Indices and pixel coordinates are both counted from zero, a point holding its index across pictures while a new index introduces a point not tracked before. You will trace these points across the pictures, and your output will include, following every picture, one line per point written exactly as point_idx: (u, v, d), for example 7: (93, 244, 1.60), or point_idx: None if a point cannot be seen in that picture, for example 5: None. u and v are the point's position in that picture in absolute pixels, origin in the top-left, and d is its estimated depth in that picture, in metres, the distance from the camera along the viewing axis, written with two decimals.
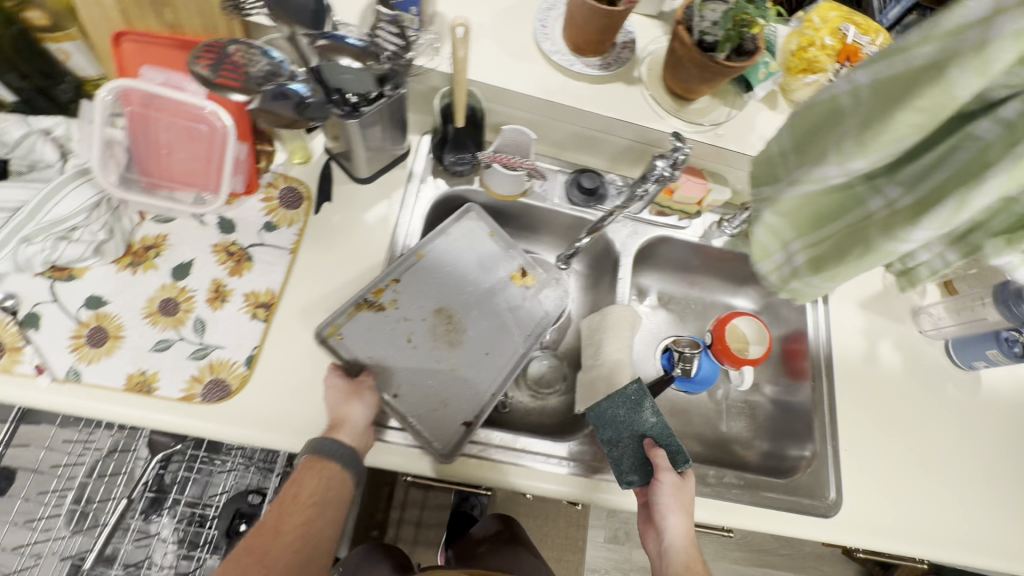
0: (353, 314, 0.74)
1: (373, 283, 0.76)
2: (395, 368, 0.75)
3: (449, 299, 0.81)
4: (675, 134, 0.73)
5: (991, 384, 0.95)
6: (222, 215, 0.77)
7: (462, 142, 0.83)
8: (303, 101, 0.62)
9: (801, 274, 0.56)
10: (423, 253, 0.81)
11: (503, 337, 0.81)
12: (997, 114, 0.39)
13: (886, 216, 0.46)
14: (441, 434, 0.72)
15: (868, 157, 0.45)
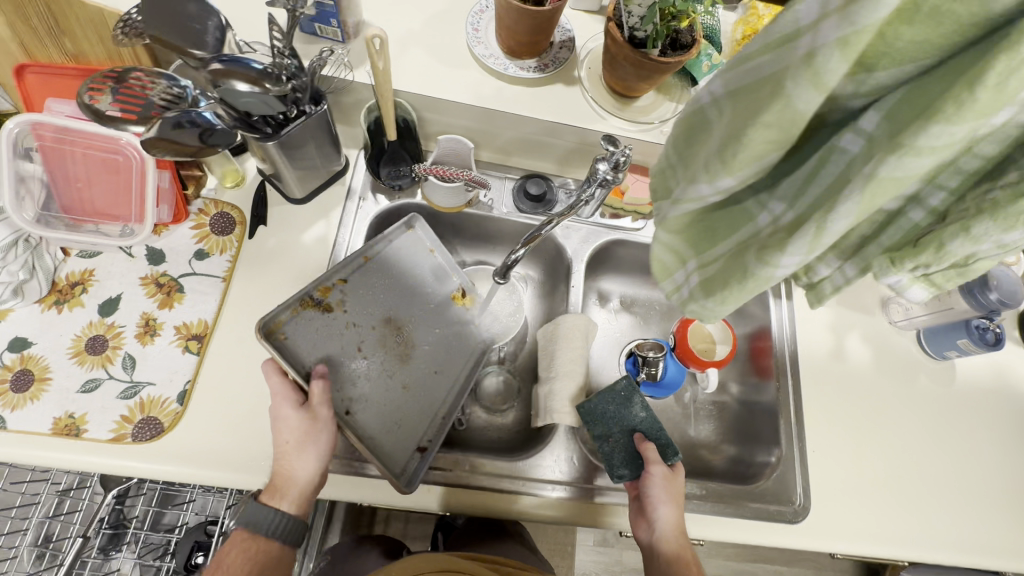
0: (298, 313, 0.66)
1: (321, 280, 0.68)
2: (343, 379, 0.69)
3: (400, 307, 0.75)
4: (611, 136, 0.70)
5: (966, 373, 0.91)
6: (150, 245, 0.75)
7: (398, 156, 0.81)
8: (210, 127, 0.59)
9: (697, 305, 0.37)
10: (371, 256, 0.73)
11: (453, 355, 0.77)
12: (856, 124, 0.26)
13: (760, 244, 0.31)
14: (395, 458, 0.69)
15: (738, 176, 0.28)
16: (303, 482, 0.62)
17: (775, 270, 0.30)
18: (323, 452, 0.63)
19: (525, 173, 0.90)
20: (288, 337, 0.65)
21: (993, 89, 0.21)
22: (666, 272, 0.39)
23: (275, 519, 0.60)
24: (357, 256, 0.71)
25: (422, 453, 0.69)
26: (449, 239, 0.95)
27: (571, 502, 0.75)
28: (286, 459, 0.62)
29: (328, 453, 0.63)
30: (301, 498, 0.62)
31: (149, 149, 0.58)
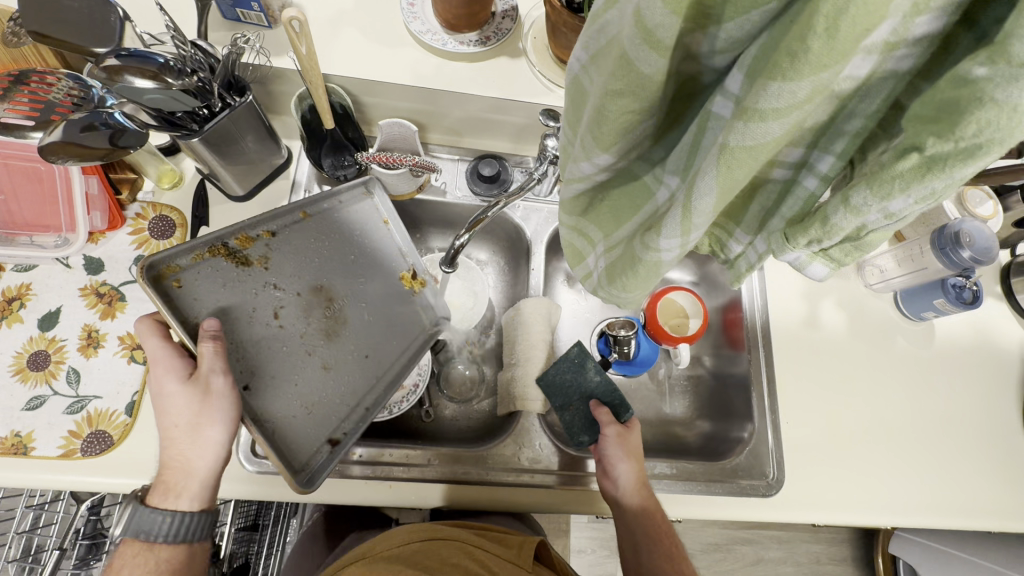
0: (201, 259, 0.56)
1: (239, 228, 0.58)
2: (254, 346, 0.59)
3: (334, 278, 0.66)
4: (552, 110, 0.66)
5: (946, 333, 0.89)
6: (88, 254, 0.73)
7: (341, 145, 0.79)
8: (120, 129, 0.56)
9: (605, 292, 0.36)
10: (310, 215, 0.65)
11: (391, 341, 0.70)
12: (723, 87, 0.24)
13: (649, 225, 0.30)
14: (299, 450, 0.59)
15: (611, 151, 0.26)
16: (204, 472, 0.53)
17: (661, 254, 0.29)
18: (226, 433, 0.53)
19: (478, 154, 0.86)
20: (184, 284, 0.55)
21: (822, 40, 0.19)
22: (578, 258, 0.37)
23: (176, 521, 0.52)
24: (291, 211, 0.62)
25: (332, 448, 0.61)
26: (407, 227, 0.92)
27: (545, 490, 0.72)
28: (181, 445, 0.52)
29: (235, 431, 0.54)
30: (207, 485, 0.54)
31: (49, 154, 0.54)
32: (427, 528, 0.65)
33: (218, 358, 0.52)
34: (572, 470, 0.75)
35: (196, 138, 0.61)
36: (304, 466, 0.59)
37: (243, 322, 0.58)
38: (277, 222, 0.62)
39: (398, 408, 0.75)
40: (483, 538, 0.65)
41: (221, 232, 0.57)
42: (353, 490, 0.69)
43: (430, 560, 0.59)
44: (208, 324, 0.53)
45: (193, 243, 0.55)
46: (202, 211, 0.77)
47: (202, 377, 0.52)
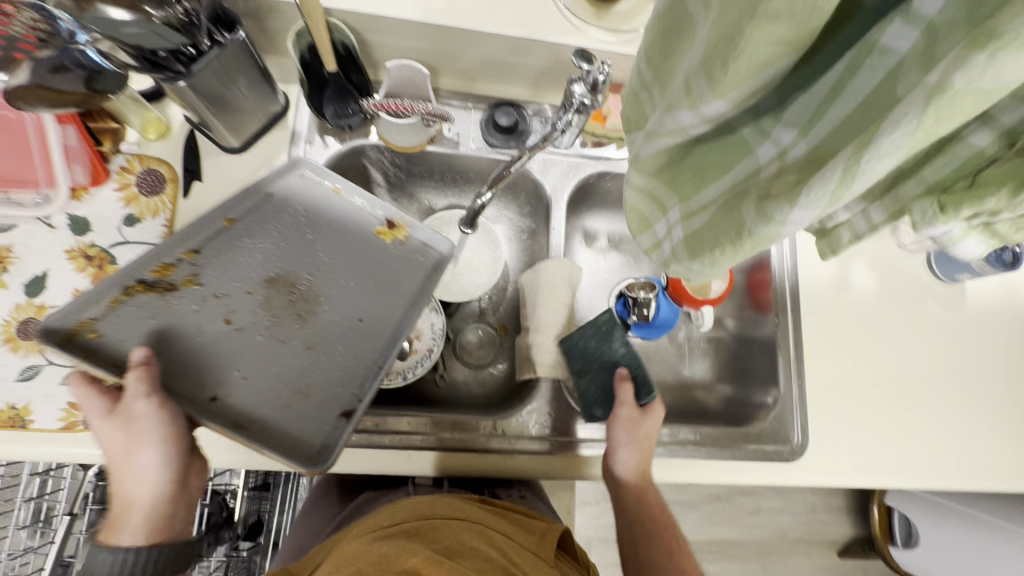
0: (119, 303, 0.53)
1: (151, 258, 0.55)
2: (214, 356, 0.56)
3: (286, 264, 0.62)
4: (583, 50, 0.59)
5: (977, 294, 0.86)
6: (71, 212, 0.67)
7: (345, 92, 0.70)
8: (98, 70, 0.51)
9: (679, 264, 0.32)
10: (236, 219, 0.61)
11: (384, 296, 0.64)
12: (910, 7, 0.20)
13: (765, 189, 0.25)
14: (310, 435, 0.54)
15: (727, 97, 0.22)
16: (143, 500, 0.49)
17: (783, 226, 0.25)
18: (158, 452, 0.50)
19: (494, 101, 0.79)
20: (106, 333, 0.52)
21: None
22: (644, 224, 0.32)
23: (117, 557, 0.47)
24: (209, 220, 0.59)
25: (346, 420, 0.55)
26: (415, 182, 0.86)
27: (565, 458, 0.71)
28: (120, 479, 0.50)
29: (173, 451, 0.51)
30: (154, 516, 0.49)
31: (20, 101, 0.48)
32: (453, 506, 0.63)
33: (140, 382, 0.49)
34: (591, 438, 0.73)
35: (185, 82, 0.54)
36: (322, 447, 0.53)
37: (190, 343, 0.56)
38: (198, 236, 0.59)
39: (413, 374, 0.74)
40: (502, 522, 0.62)
41: (131, 266, 0.53)
42: (371, 460, 0.67)
43: (446, 541, 0.57)
44: (135, 353, 0.49)
45: (99, 290, 0.52)
46: (194, 164, 0.70)
47: (122, 408, 0.49)
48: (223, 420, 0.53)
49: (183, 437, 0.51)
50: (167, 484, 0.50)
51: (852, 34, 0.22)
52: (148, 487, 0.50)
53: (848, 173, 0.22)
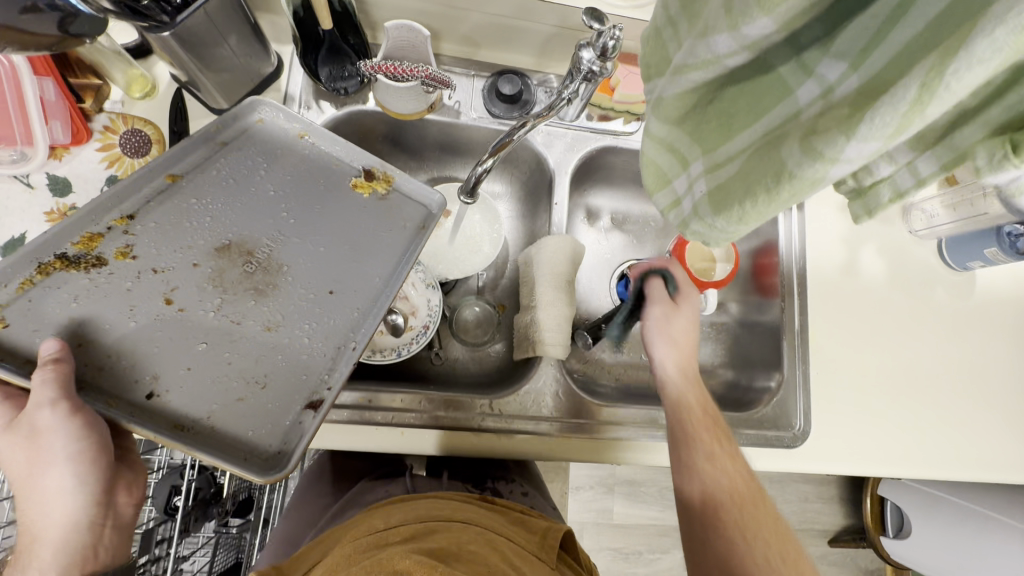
0: (30, 285, 0.47)
1: (73, 227, 0.49)
2: (150, 345, 0.48)
3: (241, 229, 0.55)
4: (593, 10, 0.56)
5: (987, 283, 0.84)
6: (51, 172, 0.63)
7: (338, 49, 0.68)
8: (73, 14, 0.46)
9: (702, 225, 0.27)
10: (179, 175, 0.55)
11: (359, 263, 0.58)
12: None
13: (809, 128, 0.22)
14: (268, 434, 0.48)
15: (776, 13, 0.19)
16: (55, 528, 0.45)
17: (832, 167, 0.21)
18: (66, 472, 0.45)
19: (498, 69, 0.76)
20: (14, 321, 0.45)
21: None
22: (662, 180, 0.29)
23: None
24: (148, 178, 0.54)
25: (316, 411, 0.49)
26: (414, 153, 0.83)
27: (564, 438, 0.69)
28: (27, 503, 0.45)
29: (84, 472, 0.46)
30: (67, 546, 0.45)
31: None
32: (451, 508, 0.63)
33: (45, 385, 0.42)
34: (592, 420, 0.71)
35: (168, 32, 0.51)
36: (283, 448, 0.48)
37: (116, 332, 0.48)
38: (134, 198, 0.53)
39: (407, 351, 0.71)
40: (499, 526, 0.62)
41: (46, 240, 0.48)
42: (364, 436, 0.65)
43: (445, 541, 0.56)
44: (46, 347, 0.44)
45: (4, 269, 0.46)
46: (181, 125, 0.67)
47: (20, 423, 0.43)
48: (160, 422, 0.46)
49: (96, 457, 0.46)
50: (81, 509, 0.46)
51: None
52: (57, 514, 0.45)
53: (928, 91, 0.17)
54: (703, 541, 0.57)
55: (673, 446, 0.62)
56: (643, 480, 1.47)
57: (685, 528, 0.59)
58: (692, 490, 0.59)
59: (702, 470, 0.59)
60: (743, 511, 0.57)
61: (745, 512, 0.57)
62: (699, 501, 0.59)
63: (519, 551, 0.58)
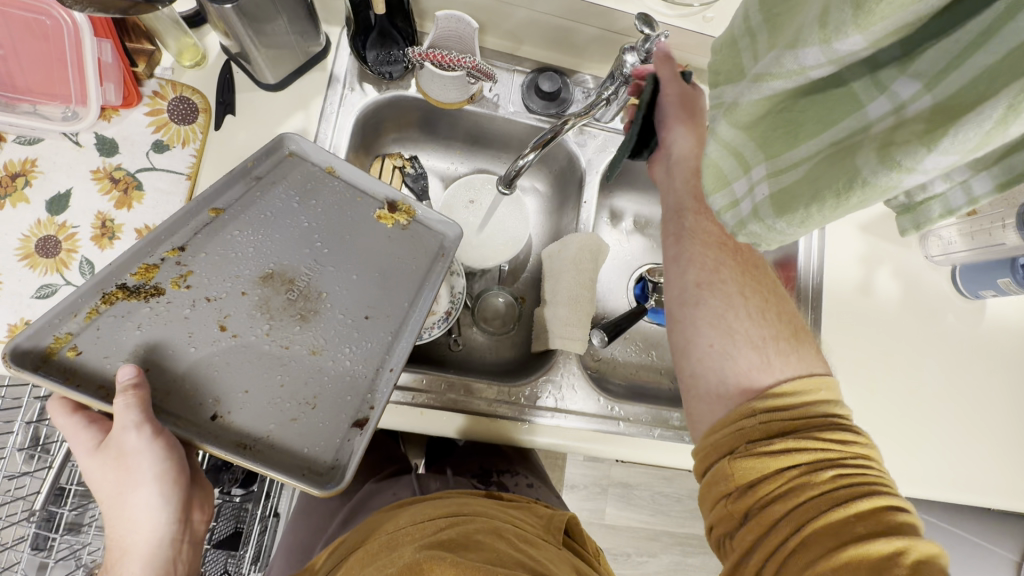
0: (96, 315, 0.49)
1: (131, 259, 0.51)
2: (211, 369, 0.51)
3: (282, 258, 0.56)
4: (643, 15, 0.57)
5: (996, 312, 0.85)
6: (99, 132, 0.65)
7: (388, 34, 0.69)
8: None
9: (760, 227, 0.28)
10: (222, 209, 0.56)
11: (390, 291, 0.59)
12: None
13: (882, 140, 0.23)
14: (322, 451, 0.52)
15: (869, 32, 0.22)
16: (144, 544, 0.49)
17: (905, 177, 0.22)
18: (154, 488, 0.48)
19: (539, 66, 0.77)
20: (86, 350, 0.48)
21: None
22: (721, 181, 0.29)
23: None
24: (194, 213, 0.54)
25: (361, 431, 0.53)
26: (448, 142, 0.84)
27: (576, 431, 0.71)
28: (116, 519, 0.49)
29: (168, 490, 0.49)
30: (154, 561, 0.49)
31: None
32: (453, 505, 0.64)
33: (130, 409, 0.45)
34: (602, 415, 0.72)
35: (230, 4, 0.52)
36: (335, 464, 0.51)
37: (180, 357, 0.51)
38: (183, 231, 0.54)
39: (428, 335, 0.72)
40: (506, 513, 0.64)
41: (107, 271, 0.49)
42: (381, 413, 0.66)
43: (453, 534, 0.57)
44: (123, 373, 0.46)
45: (73, 300, 0.48)
46: (227, 97, 0.68)
47: (110, 444, 0.46)
48: (225, 442, 0.50)
49: (177, 476, 0.49)
50: (165, 525, 0.50)
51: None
52: (147, 528, 0.49)
53: (1015, 110, 0.19)
54: (695, 303, 0.56)
55: (670, 217, 0.60)
56: (636, 482, 1.49)
57: (675, 294, 0.58)
58: (690, 276, 0.56)
59: (700, 233, 0.58)
60: (741, 280, 0.56)
61: (748, 287, 0.55)
62: (698, 265, 0.57)
63: (527, 536, 0.60)
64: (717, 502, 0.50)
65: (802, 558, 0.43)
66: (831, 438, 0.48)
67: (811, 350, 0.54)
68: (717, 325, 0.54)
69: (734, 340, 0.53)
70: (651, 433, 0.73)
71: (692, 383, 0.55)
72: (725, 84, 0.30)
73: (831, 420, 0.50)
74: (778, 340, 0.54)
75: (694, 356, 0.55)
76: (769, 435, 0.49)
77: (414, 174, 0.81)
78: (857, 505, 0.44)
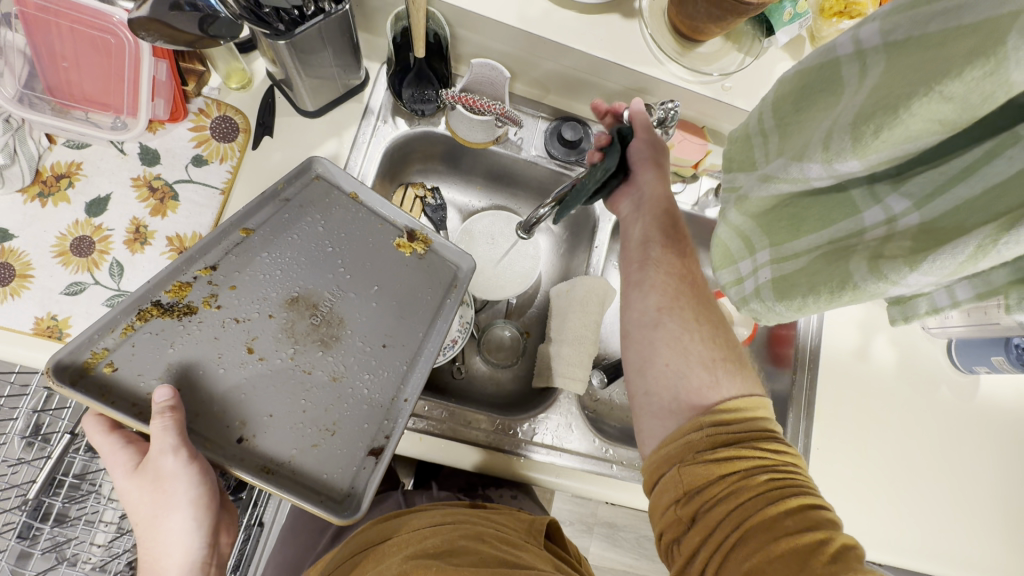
0: (132, 332, 0.52)
1: (165, 278, 0.54)
2: (239, 393, 0.54)
3: (307, 283, 0.59)
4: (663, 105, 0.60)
5: (990, 389, 0.87)
6: (143, 143, 0.69)
7: (426, 78, 0.74)
8: (212, 15, 0.52)
9: (760, 305, 0.31)
10: (252, 229, 0.59)
11: (406, 320, 0.62)
12: None
13: (875, 250, 0.26)
14: (339, 477, 0.54)
15: (866, 159, 0.25)
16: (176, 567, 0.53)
17: (891, 287, 0.25)
18: (188, 511, 0.52)
19: (563, 115, 0.81)
20: (121, 366, 0.51)
21: None
22: (728, 259, 0.33)
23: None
24: (225, 233, 0.58)
25: (376, 459, 0.55)
26: (469, 177, 0.88)
27: (571, 470, 0.72)
28: (151, 541, 0.53)
29: (201, 513, 0.53)
30: None
31: (138, 29, 0.50)
32: (442, 514, 0.64)
33: (167, 431, 0.48)
34: (597, 456, 0.73)
35: (282, 41, 0.56)
36: (352, 491, 0.54)
37: (213, 379, 0.54)
38: (215, 251, 0.57)
39: None
40: (480, 518, 0.64)
41: (143, 290, 0.53)
42: None
43: (436, 543, 0.58)
44: (160, 394, 0.49)
45: (110, 318, 0.51)
46: (267, 119, 0.72)
47: (149, 467, 0.50)
48: (250, 466, 0.52)
49: (209, 500, 0.53)
50: (197, 547, 0.54)
51: (1000, 123, 0.23)
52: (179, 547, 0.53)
53: (982, 251, 0.21)
54: (654, 326, 0.57)
55: (637, 246, 0.62)
56: (622, 523, 1.49)
57: (636, 316, 0.59)
58: (649, 303, 0.58)
59: (664, 264, 0.60)
60: (694, 310, 0.58)
61: (703, 317, 0.58)
62: (659, 291, 0.59)
63: (505, 537, 0.60)
64: (665, 509, 0.51)
65: (742, 556, 0.45)
66: (767, 447, 0.51)
67: (747, 376, 0.56)
68: (674, 345, 0.56)
69: (689, 360, 0.55)
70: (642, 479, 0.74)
71: (646, 400, 0.56)
72: (739, 177, 0.33)
73: (765, 435, 0.52)
74: (726, 362, 0.56)
75: (651, 374, 0.56)
76: (714, 447, 0.50)
77: (434, 205, 0.84)
78: (789, 502, 0.46)
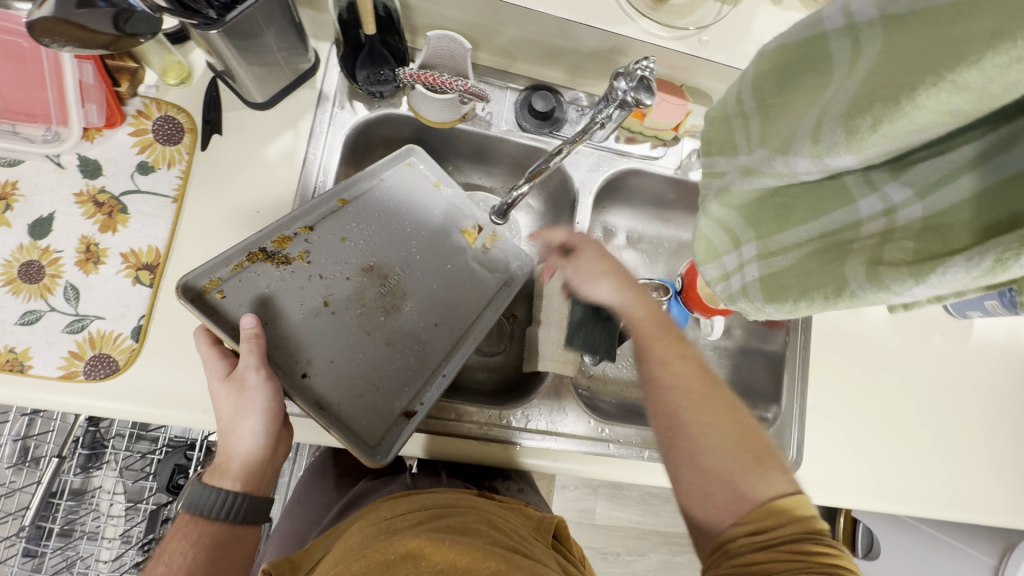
0: (242, 269, 0.57)
1: (274, 229, 0.58)
2: (305, 335, 0.59)
3: (384, 254, 0.65)
4: (648, 55, 0.56)
5: (982, 331, 0.86)
6: (82, 154, 0.64)
7: (378, 57, 0.68)
8: (128, 10, 0.46)
9: (749, 301, 0.36)
10: (348, 201, 0.64)
11: (460, 307, 0.67)
12: None
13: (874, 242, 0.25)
14: (370, 428, 0.59)
15: (860, 153, 0.26)
16: (241, 461, 0.53)
17: (891, 294, 0.27)
18: (257, 426, 0.53)
19: (532, 84, 0.76)
20: (229, 295, 0.56)
21: None
22: (713, 255, 0.38)
23: (218, 499, 0.53)
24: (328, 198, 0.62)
25: (407, 419, 0.59)
26: (439, 158, 0.83)
27: (569, 452, 0.71)
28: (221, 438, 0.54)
29: (269, 423, 0.54)
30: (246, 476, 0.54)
31: (41, 34, 0.44)
32: (457, 497, 0.64)
33: (251, 353, 0.52)
34: (592, 435, 0.72)
35: (214, 30, 0.51)
36: (382, 439, 0.59)
37: (288, 321, 0.59)
38: (315, 214, 0.62)
39: None
40: (495, 507, 0.64)
41: (256, 237, 0.57)
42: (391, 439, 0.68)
43: (449, 522, 0.57)
44: (246, 322, 0.53)
45: (228, 254, 0.56)
46: (213, 116, 0.66)
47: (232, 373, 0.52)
48: (306, 399, 0.57)
49: (276, 414, 0.54)
50: (260, 452, 0.54)
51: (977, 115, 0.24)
52: (248, 451, 0.54)
53: (1001, 264, 0.22)
54: (667, 447, 0.54)
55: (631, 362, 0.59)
56: (626, 484, 1.51)
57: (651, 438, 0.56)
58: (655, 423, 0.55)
59: (654, 376, 0.56)
60: (712, 411, 0.53)
61: (709, 416, 0.53)
62: (659, 406, 0.55)
63: (517, 530, 0.60)
64: None
65: None
66: (811, 549, 0.44)
67: (782, 468, 0.50)
68: (688, 463, 0.52)
69: (706, 475, 0.51)
70: (640, 455, 0.73)
71: (686, 517, 0.53)
72: (730, 167, 0.34)
73: (817, 535, 0.46)
74: (750, 462, 0.50)
75: (680, 492, 0.53)
76: (745, 557, 0.46)
77: None
78: None
